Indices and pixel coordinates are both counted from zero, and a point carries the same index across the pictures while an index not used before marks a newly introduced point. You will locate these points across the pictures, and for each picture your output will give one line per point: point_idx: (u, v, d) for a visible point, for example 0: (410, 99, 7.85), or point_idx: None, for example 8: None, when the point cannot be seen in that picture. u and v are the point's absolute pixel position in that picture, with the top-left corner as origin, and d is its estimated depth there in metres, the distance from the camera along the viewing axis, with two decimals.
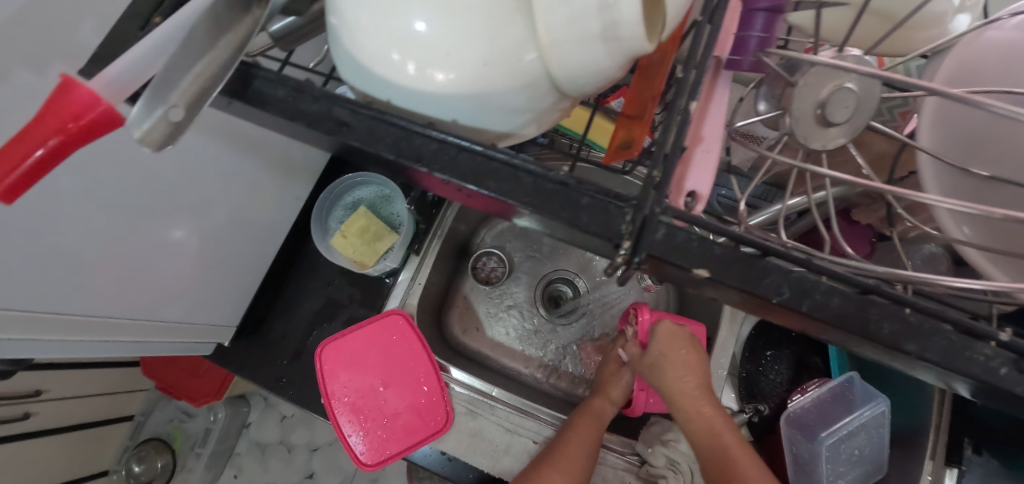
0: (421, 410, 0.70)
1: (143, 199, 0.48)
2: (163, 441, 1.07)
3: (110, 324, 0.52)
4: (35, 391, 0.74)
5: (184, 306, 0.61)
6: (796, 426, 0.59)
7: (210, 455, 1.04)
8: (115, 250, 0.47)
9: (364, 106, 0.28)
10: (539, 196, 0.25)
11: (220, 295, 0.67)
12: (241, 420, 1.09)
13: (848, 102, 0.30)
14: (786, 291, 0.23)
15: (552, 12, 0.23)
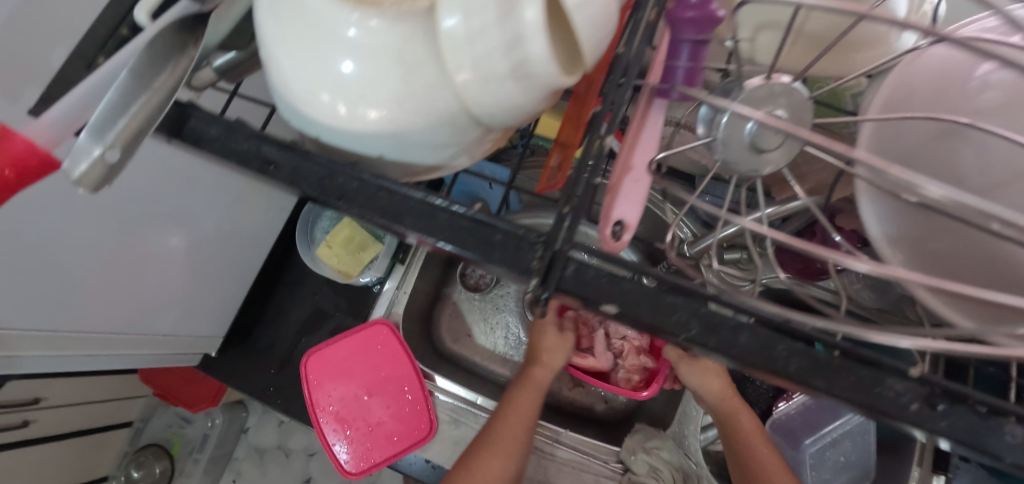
0: (404, 417, 0.77)
1: None
2: (162, 447, 1.10)
3: None
4: (34, 399, 0.76)
5: None
6: (780, 433, 0.70)
7: (209, 461, 1.06)
8: None
9: (292, 144, 0.29)
10: (455, 232, 0.25)
11: None
12: (239, 426, 1.13)
13: (778, 129, 0.29)
14: (693, 328, 0.23)
15: (458, 53, 0.23)
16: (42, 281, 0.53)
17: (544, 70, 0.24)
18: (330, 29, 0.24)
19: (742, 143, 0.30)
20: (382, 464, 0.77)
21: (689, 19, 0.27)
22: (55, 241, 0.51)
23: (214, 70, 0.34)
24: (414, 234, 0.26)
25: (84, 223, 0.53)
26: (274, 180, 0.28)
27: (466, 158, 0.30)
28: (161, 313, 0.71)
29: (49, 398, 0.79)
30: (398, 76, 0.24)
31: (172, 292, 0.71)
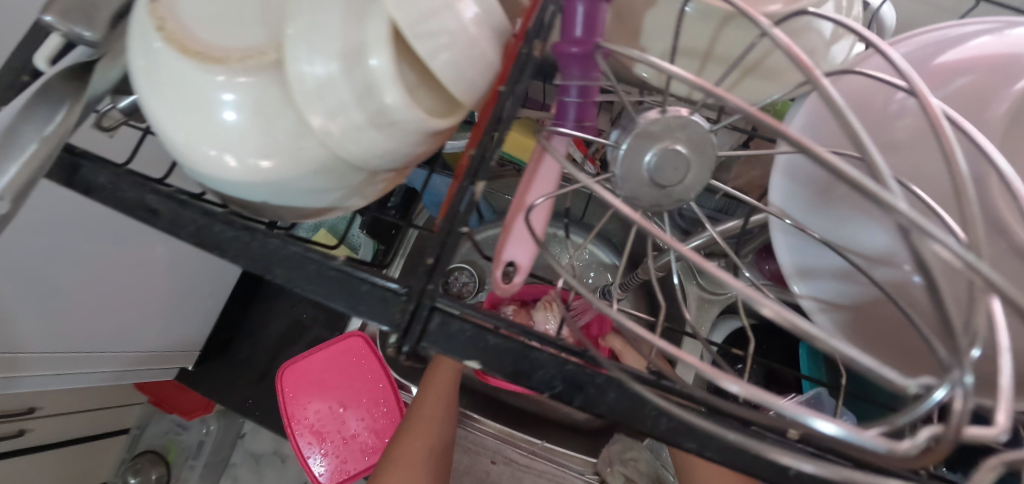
0: (379, 430, 0.76)
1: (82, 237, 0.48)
2: (158, 454, 0.98)
3: None
4: (28, 408, 0.69)
5: None
6: None
7: (203, 468, 0.95)
8: None
9: (175, 193, 0.28)
10: (325, 283, 0.25)
11: None
12: (235, 431, 1.01)
13: (677, 165, 0.28)
14: (556, 385, 0.22)
15: (312, 107, 0.22)
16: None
17: (405, 119, 0.23)
18: (185, 77, 0.23)
19: (642, 180, 0.28)
20: (357, 475, 0.76)
21: (573, 54, 0.25)
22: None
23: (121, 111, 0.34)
24: (284, 284, 0.25)
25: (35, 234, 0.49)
26: (156, 229, 0.28)
27: (359, 199, 0.30)
28: (140, 325, 0.66)
29: (44, 407, 0.72)
30: (259, 126, 0.24)
31: (155, 303, 0.66)
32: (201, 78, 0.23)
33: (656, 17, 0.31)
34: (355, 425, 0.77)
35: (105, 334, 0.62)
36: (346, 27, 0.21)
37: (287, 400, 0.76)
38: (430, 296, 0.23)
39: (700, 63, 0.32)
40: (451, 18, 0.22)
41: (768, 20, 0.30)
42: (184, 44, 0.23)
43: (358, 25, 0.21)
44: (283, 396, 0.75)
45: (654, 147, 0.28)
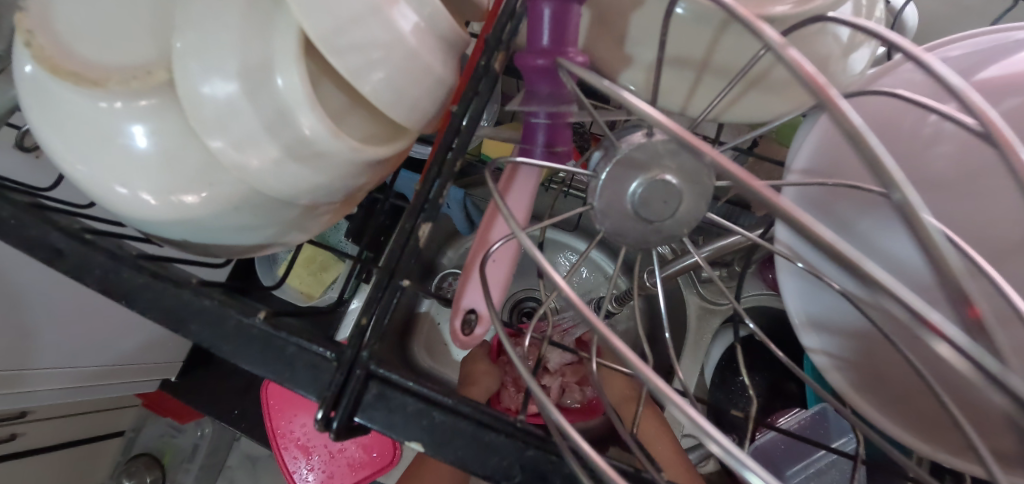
0: (369, 445, 0.72)
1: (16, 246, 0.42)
2: (153, 456, 0.92)
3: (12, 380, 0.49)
4: (20, 413, 0.63)
5: (100, 353, 0.56)
6: None
7: (200, 471, 0.89)
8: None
9: (82, 232, 0.24)
10: (244, 344, 0.21)
11: (154, 332, 0.63)
12: (231, 435, 0.92)
13: (665, 199, 0.23)
14: (516, 475, 0.18)
15: (212, 137, 0.18)
16: None
17: (332, 149, 0.19)
18: (69, 103, 0.20)
19: (625, 212, 0.24)
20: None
21: (539, 68, 0.21)
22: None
23: None
24: (200, 343, 0.21)
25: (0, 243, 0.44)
26: (62, 272, 0.24)
27: (300, 232, 0.26)
28: (129, 335, 0.59)
29: (37, 410, 0.65)
30: (160, 159, 0.20)
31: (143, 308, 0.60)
32: (85, 104, 0.19)
33: (642, 20, 0.27)
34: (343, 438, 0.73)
35: (96, 348, 0.55)
36: (247, 41, 0.17)
37: (270, 413, 0.73)
38: (365, 363, 0.19)
39: (696, 74, 0.27)
40: (379, 27, 0.18)
41: (773, 23, 0.26)
42: (57, 64, 0.19)
43: (262, 38, 0.18)
44: (266, 408, 0.73)
45: (639, 176, 0.24)
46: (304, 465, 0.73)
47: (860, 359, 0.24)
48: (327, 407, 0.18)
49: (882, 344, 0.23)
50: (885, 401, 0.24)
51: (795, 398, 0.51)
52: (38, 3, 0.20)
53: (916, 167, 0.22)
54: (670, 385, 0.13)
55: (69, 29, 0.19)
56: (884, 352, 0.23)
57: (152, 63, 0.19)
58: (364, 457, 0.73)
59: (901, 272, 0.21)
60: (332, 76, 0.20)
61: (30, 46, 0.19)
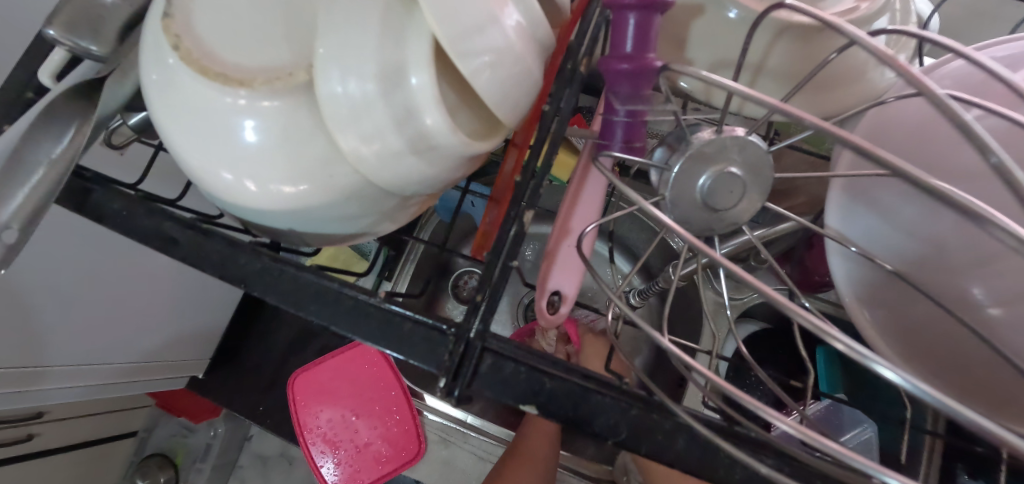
0: (394, 439, 0.74)
1: (67, 257, 0.49)
2: (166, 456, 0.98)
3: (49, 374, 0.54)
4: (37, 413, 0.69)
5: (128, 349, 0.61)
6: None
7: (211, 470, 0.95)
8: (52, 306, 0.50)
9: (194, 221, 0.26)
10: (361, 321, 0.23)
11: (179, 330, 0.68)
12: (241, 434, 1.00)
13: (733, 187, 0.26)
14: (622, 432, 0.21)
15: (345, 133, 0.21)
16: None
17: (447, 143, 0.22)
18: (209, 101, 0.22)
19: (695, 203, 0.26)
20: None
21: (622, 71, 0.23)
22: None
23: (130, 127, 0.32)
24: (317, 321, 0.24)
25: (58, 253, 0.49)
26: (175, 258, 0.26)
27: (390, 223, 0.28)
28: (156, 335, 0.64)
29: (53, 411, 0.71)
30: (287, 152, 0.22)
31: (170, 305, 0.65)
32: (225, 101, 0.22)
33: (702, 27, 0.29)
34: (368, 434, 0.76)
35: (125, 343, 0.61)
36: (384, 46, 0.20)
37: (297, 408, 0.75)
38: (481, 335, 0.21)
39: (751, 76, 0.30)
40: (495, 34, 0.20)
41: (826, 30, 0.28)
42: (205, 66, 0.21)
43: (396, 44, 0.20)
44: (293, 404, 0.74)
45: (707, 169, 0.26)
46: (331, 459, 0.75)
47: (905, 329, 0.27)
48: (449, 376, 0.21)
49: (935, 316, 0.25)
50: (927, 367, 0.26)
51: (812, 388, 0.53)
52: (183, 11, 0.22)
53: (948, 157, 0.25)
54: (792, 301, 0.15)
55: (213, 35, 0.22)
56: (935, 324, 0.25)
57: (291, 65, 0.21)
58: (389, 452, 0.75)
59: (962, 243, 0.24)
60: (447, 77, 0.22)
61: (178, 49, 0.21)
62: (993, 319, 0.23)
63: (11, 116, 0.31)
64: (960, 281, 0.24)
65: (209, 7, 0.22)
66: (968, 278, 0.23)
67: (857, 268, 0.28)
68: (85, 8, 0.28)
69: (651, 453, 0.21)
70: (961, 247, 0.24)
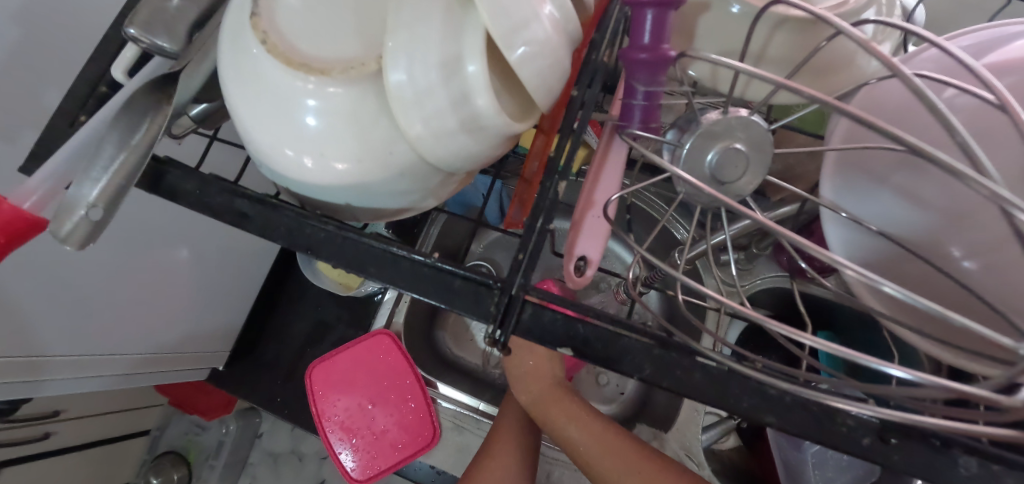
0: (409, 426, 0.78)
1: (92, 270, 0.57)
2: (178, 454, 1.08)
3: (77, 362, 0.62)
4: (53, 411, 0.78)
5: (143, 339, 0.70)
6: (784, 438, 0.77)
7: (223, 468, 1.04)
8: (81, 307, 0.58)
9: (263, 197, 0.30)
10: (416, 280, 0.26)
11: (184, 324, 0.76)
12: (252, 432, 1.09)
13: (738, 162, 0.29)
14: (647, 369, 0.24)
15: (409, 115, 0.24)
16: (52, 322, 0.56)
17: (494, 122, 0.25)
18: (289, 88, 0.26)
19: (704, 176, 0.30)
20: (390, 471, 0.77)
21: (641, 60, 0.27)
22: (52, 264, 0.52)
23: (193, 117, 0.36)
24: (377, 282, 0.27)
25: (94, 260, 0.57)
26: (247, 231, 0.30)
27: (433, 200, 0.32)
28: (169, 330, 0.74)
29: (67, 410, 0.80)
30: (355, 133, 0.26)
31: (183, 310, 0.74)
32: (304, 87, 0.25)
33: (708, 20, 0.33)
34: (384, 421, 0.79)
35: (131, 340, 0.68)
36: (445, 38, 0.23)
37: (316, 398, 0.77)
38: (524, 289, 0.25)
39: (752, 64, 0.33)
40: (537, 28, 0.24)
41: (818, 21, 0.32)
42: (289, 57, 0.25)
43: (454, 37, 0.24)
44: (312, 394, 0.77)
45: (715, 146, 0.29)
46: (349, 447, 0.77)
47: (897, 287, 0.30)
48: (497, 324, 0.24)
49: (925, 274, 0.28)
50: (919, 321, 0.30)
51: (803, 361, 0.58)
52: (267, 10, 0.26)
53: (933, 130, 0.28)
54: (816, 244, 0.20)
55: (295, 31, 0.25)
56: (922, 280, 0.29)
57: (363, 57, 0.25)
58: (405, 438, 0.79)
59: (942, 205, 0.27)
60: (493, 66, 0.26)
61: (266, 43, 0.25)
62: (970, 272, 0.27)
63: (89, 110, 0.35)
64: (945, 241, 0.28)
65: (290, 8, 0.26)
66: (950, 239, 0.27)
67: (846, 234, 0.31)
68: (158, 10, 0.32)
69: (674, 387, 0.24)
70: (943, 209, 0.28)
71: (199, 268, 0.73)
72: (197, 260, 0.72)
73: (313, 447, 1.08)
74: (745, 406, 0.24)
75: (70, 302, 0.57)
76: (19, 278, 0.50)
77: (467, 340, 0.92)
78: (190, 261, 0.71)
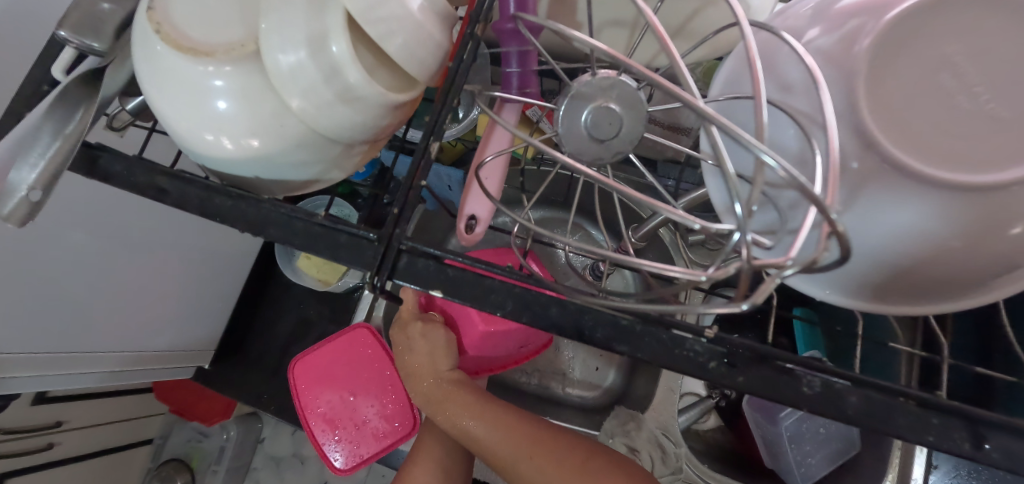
0: (390, 416, 0.81)
1: (82, 271, 0.61)
2: (182, 462, 1.13)
3: (68, 359, 0.65)
4: (56, 422, 0.81)
5: (131, 338, 0.73)
6: (758, 410, 0.80)
7: (227, 472, 1.10)
8: (70, 307, 0.61)
9: (180, 173, 0.32)
10: (307, 237, 0.29)
11: (172, 324, 0.80)
12: (254, 436, 1.17)
13: (610, 119, 0.32)
14: (508, 305, 0.26)
15: (288, 87, 0.28)
16: (45, 323, 0.59)
17: (368, 93, 0.28)
18: (183, 70, 0.29)
19: (583, 136, 0.32)
20: (373, 459, 0.79)
21: (510, 30, 0.29)
22: (42, 268, 0.56)
23: (128, 112, 0.39)
24: (276, 242, 0.30)
25: (80, 264, 0.60)
26: (168, 205, 0.33)
27: (338, 171, 0.35)
28: (156, 329, 0.77)
29: (70, 421, 0.84)
30: (246, 109, 0.29)
31: (169, 310, 0.78)
32: (197, 69, 0.29)
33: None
34: (366, 412, 0.80)
35: (119, 340, 0.72)
36: (310, 18, 0.27)
37: (299, 392, 0.79)
38: (400, 239, 0.27)
39: (629, 32, 0.36)
40: (396, 6, 0.27)
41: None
42: (179, 44, 0.28)
43: (320, 17, 0.27)
44: (295, 389, 0.79)
45: (589, 106, 0.32)
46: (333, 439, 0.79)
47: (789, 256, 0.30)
48: (374, 271, 0.27)
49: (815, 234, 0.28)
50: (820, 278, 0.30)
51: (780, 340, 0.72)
52: (162, 5, 0.29)
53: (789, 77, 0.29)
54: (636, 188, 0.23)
55: (186, 22, 0.29)
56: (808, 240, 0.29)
57: (244, 39, 0.28)
58: (386, 427, 0.81)
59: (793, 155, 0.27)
60: (364, 45, 0.29)
61: (160, 33, 0.29)
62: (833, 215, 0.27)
63: (33, 105, 0.38)
64: None
65: (181, 3, 0.29)
66: None
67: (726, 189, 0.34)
68: (86, 11, 0.35)
69: (532, 323, 0.26)
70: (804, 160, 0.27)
71: (184, 272, 0.77)
72: (182, 262, 0.75)
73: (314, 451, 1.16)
74: (592, 338, 0.26)
75: (61, 304, 0.60)
76: (15, 284, 0.54)
77: None
78: (175, 264, 0.74)
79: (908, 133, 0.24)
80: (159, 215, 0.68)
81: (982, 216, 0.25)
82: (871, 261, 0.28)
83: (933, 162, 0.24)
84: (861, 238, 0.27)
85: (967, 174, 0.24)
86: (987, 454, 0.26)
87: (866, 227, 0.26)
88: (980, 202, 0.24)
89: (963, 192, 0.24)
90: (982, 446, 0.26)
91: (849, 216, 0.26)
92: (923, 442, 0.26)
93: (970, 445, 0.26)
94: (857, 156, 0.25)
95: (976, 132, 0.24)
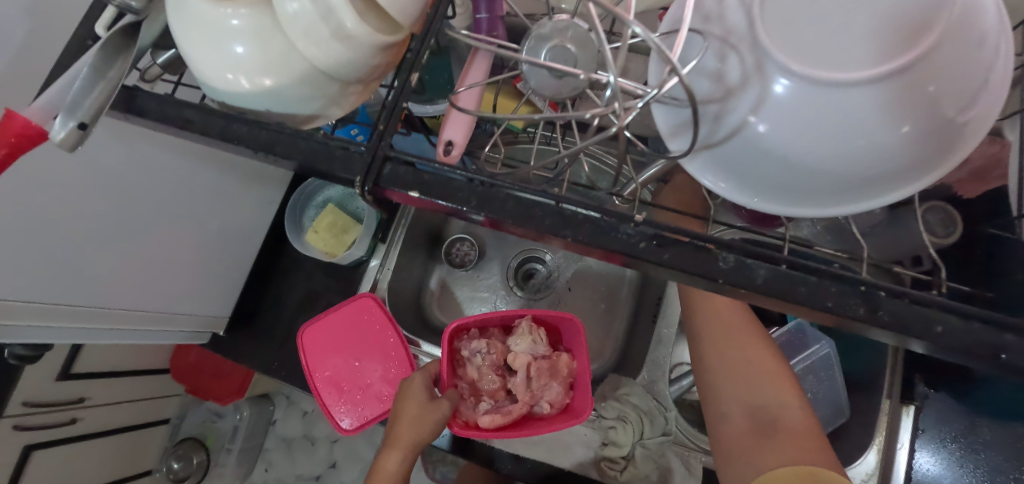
0: (392, 380, 0.85)
1: (108, 233, 0.67)
2: (198, 440, 1.21)
3: (95, 314, 0.71)
4: (79, 398, 0.88)
5: (153, 302, 0.80)
6: None
7: (240, 450, 1.17)
8: (97, 265, 0.68)
9: (204, 107, 0.38)
10: (308, 152, 0.35)
11: (189, 291, 0.86)
12: (267, 418, 1.23)
13: (565, 57, 0.37)
14: (472, 201, 0.32)
15: (294, 26, 0.34)
16: (75, 278, 0.66)
17: (359, 33, 0.34)
18: (207, 14, 0.35)
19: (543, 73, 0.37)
20: (377, 419, 0.83)
21: None
22: (75, 225, 0.62)
23: (159, 64, 0.45)
24: (282, 159, 0.36)
25: (109, 225, 0.66)
26: (191, 134, 0.38)
27: (337, 108, 0.41)
28: (175, 293, 0.83)
29: (91, 398, 0.91)
30: (259, 49, 0.35)
31: (186, 277, 0.84)
32: (219, 13, 0.35)
33: None
34: (371, 375, 0.85)
35: (142, 302, 0.78)
36: None
37: (306, 356, 0.84)
38: (384, 148, 0.34)
39: None
40: None
41: None
42: None
43: None
44: (303, 352, 0.84)
45: (547, 45, 0.37)
46: (337, 400, 0.84)
47: (727, 174, 0.36)
48: (363, 173, 0.33)
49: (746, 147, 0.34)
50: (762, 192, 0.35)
51: (777, 319, 0.86)
52: None
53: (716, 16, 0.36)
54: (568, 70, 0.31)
55: None
56: (741, 154, 0.34)
57: None
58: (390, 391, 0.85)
59: (713, 75, 0.33)
60: None
61: None
62: (751, 123, 0.33)
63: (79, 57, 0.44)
64: (735, 109, 0.33)
65: None
66: (739, 107, 0.33)
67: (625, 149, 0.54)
68: None
69: (491, 215, 0.32)
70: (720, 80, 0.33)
71: (200, 241, 0.83)
72: (200, 230, 0.81)
73: (324, 432, 1.22)
74: (539, 225, 0.32)
75: (90, 261, 0.66)
76: (49, 239, 0.60)
77: (451, 305, 1.05)
78: (192, 232, 0.80)
79: (800, 45, 0.30)
80: (180, 184, 0.73)
81: (875, 111, 0.30)
82: (793, 168, 0.33)
83: (819, 66, 0.30)
84: (784, 144, 0.32)
85: (846, 72, 0.29)
86: (878, 319, 0.31)
87: (783, 132, 0.32)
88: (869, 99, 0.30)
89: (852, 87, 0.29)
90: (876, 311, 0.31)
91: (764, 122, 0.32)
92: (822, 307, 0.31)
93: (864, 309, 0.31)
94: (759, 68, 0.31)
95: (857, 39, 0.29)
